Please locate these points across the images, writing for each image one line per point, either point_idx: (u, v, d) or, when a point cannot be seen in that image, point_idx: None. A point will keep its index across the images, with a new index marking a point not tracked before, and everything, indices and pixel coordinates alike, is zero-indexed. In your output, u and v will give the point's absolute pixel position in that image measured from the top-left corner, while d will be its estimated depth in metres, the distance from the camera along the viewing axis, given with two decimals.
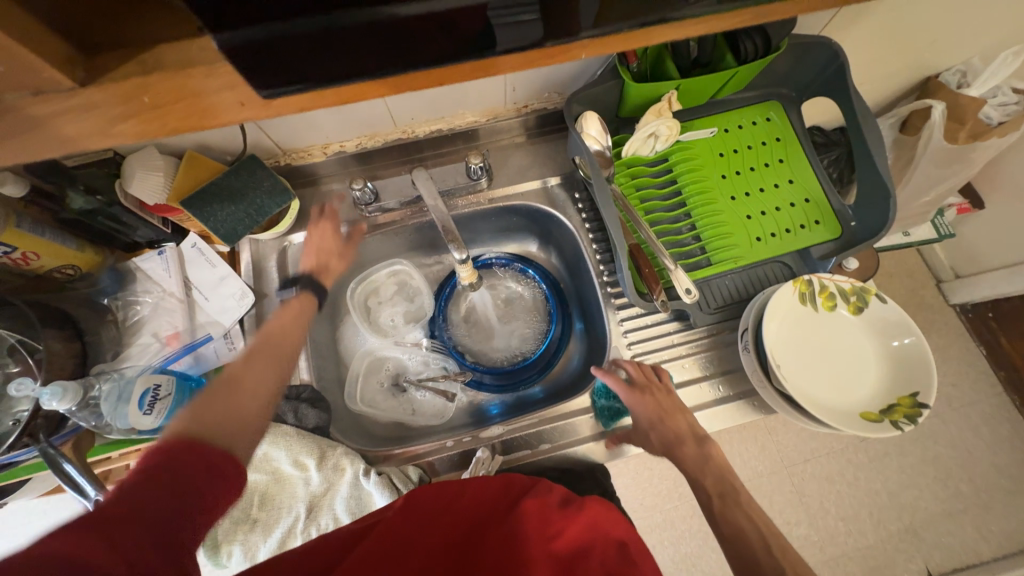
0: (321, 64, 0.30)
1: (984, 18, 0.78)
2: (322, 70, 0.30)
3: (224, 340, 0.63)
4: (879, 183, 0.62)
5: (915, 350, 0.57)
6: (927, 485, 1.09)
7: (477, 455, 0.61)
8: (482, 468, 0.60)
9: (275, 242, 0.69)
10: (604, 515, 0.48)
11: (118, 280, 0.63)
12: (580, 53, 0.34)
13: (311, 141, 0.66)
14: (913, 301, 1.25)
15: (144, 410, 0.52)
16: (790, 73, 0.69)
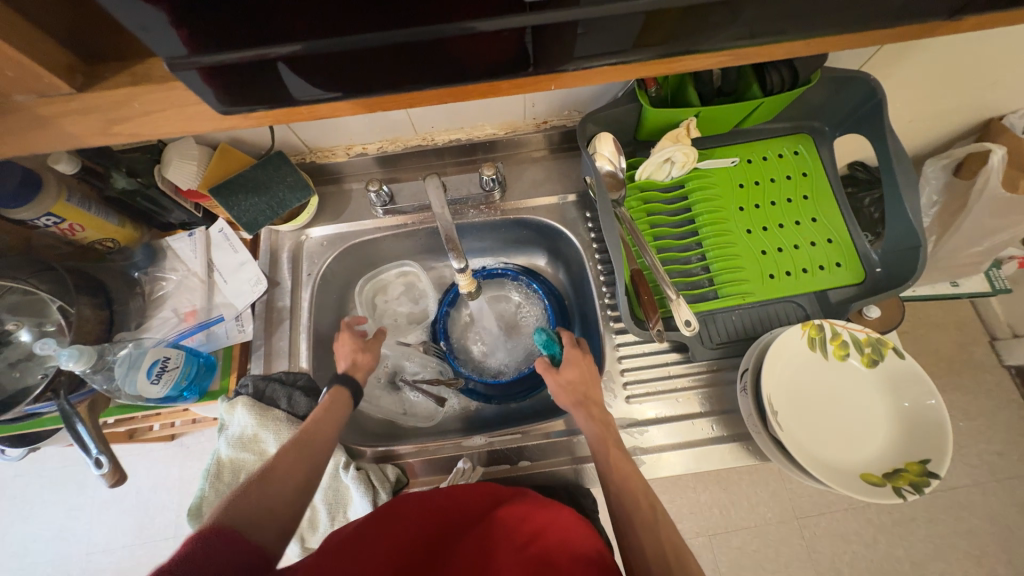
0: (329, 79, 0.32)
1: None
2: (329, 81, 0.33)
3: (235, 322, 0.67)
4: (910, 230, 0.58)
5: (933, 412, 0.53)
6: (957, 560, 1.00)
7: (460, 464, 0.62)
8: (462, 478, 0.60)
9: (293, 234, 0.73)
10: (575, 531, 0.46)
11: (150, 256, 0.68)
12: (580, 81, 0.36)
13: (336, 141, 0.70)
14: (961, 357, 1.15)
15: (152, 379, 0.56)
16: (825, 107, 0.66)
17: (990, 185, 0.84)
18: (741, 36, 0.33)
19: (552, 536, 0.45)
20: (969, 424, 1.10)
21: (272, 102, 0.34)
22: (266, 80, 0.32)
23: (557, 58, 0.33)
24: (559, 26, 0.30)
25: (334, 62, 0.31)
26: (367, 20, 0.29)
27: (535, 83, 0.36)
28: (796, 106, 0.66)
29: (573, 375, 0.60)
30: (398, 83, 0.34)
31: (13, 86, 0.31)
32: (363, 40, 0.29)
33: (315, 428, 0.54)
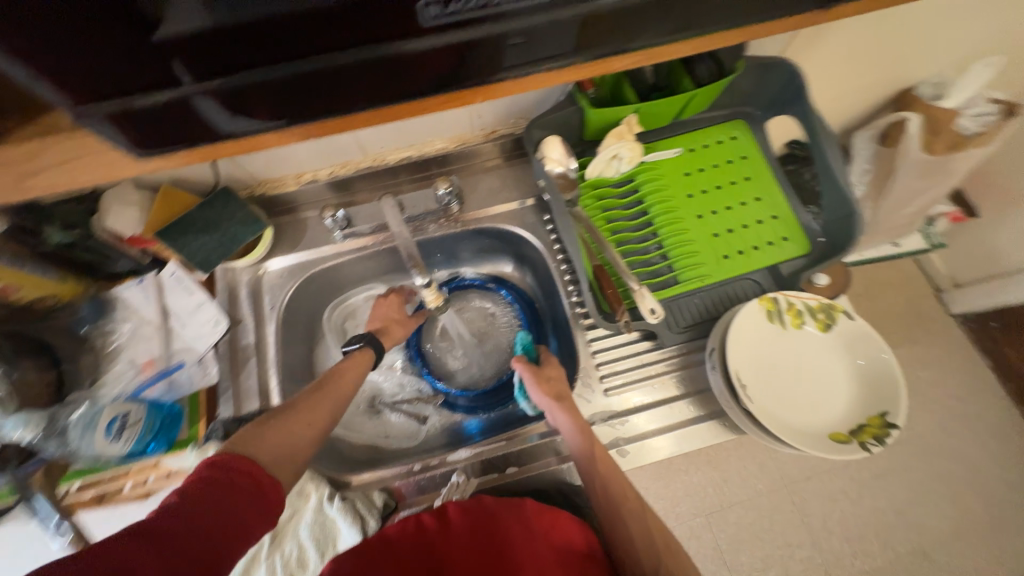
0: (260, 111, 0.33)
1: (955, 30, 0.78)
2: (257, 112, 0.33)
3: (198, 366, 0.64)
4: (843, 198, 0.62)
5: (885, 366, 0.57)
6: (936, 503, 1.05)
7: (454, 479, 0.61)
8: (457, 493, 0.60)
9: (250, 269, 0.71)
10: (566, 527, 0.50)
11: (98, 308, 0.64)
12: (506, 91, 0.36)
13: (285, 171, 0.69)
14: (913, 312, 1.23)
15: (111, 437, 0.54)
16: (754, 92, 0.69)
17: (912, 150, 0.91)
18: (663, 34, 0.35)
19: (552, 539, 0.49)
20: (927, 373, 1.17)
21: (205, 138, 0.34)
22: (195, 118, 0.32)
23: (481, 73, 0.34)
24: (478, 43, 0.31)
25: (256, 95, 0.31)
26: (283, 51, 0.29)
27: (461, 99, 0.36)
28: (728, 94, 0.69)
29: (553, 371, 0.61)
30: (328, 106, 0.34)
31: None
32: (283, 72, 0.30)
33: (343, 372, 0.61)
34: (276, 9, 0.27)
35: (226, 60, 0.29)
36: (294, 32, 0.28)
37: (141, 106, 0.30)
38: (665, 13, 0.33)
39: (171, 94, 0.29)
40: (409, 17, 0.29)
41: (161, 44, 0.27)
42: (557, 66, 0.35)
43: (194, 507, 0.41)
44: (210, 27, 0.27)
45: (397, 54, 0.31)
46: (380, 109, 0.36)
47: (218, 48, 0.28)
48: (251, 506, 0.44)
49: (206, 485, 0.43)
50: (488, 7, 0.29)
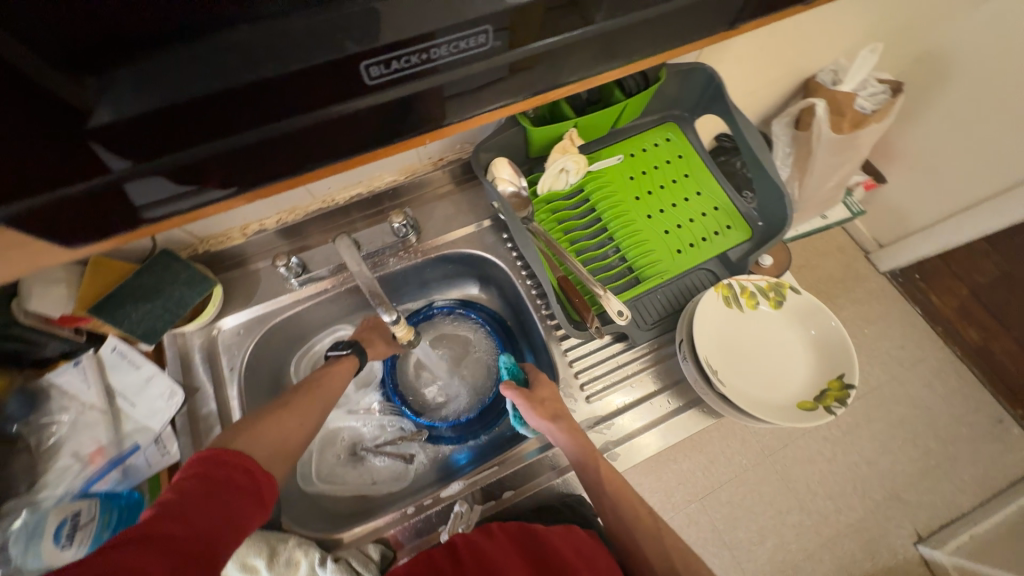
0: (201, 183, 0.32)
1: (841, 24, 0.87)
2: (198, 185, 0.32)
3: (156, 446, 0.59)
4: (773, 184, 0.67)
5: (836, 333, 0.61)
6: (900, 448, 1.14)
7: (456, 509, 0.59)
8: (462, 522, 0.58)
9: (202, 331, 0.67)
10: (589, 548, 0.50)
11: (28, 402, 0.56)
12: (455, 132, 0.37)
13: (228, 225, 0.66)
14: (850, 275, 1.34)
15: (61, 544, 0.48)
16: (680, 96, 0.74)
17: (823, 132, 1.00)
18: (595, 61, 0.36)
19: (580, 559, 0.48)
20: (871, 329, 1.28)
21: (144, 218, 0.33)
22: (129, 198, 0.31)
23: (427, 121, 0.34)
24: (419, 95, 0.32)
25: (196, 171, 0.31)
26: (219, 127, 0.29)
27: (415, 143, 0.36)
28: (657, 100, 0.74)
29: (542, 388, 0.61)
30: (273, 171, 0.33)
31: None
32: (223, 145, 0.30)
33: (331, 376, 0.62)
34: (206, 89, 0.26)
35: (159, 142, 0.28)
36: (228, 107, 0.28)
37: (70, 197, 0.28)
38: (594, 46, 0.35)
39: (103, 181, 0.29)
40: (350, 82, 0.29)
41: (86, 134, 0.26)
42: (502, 104, 0.36)
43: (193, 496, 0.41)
44: (139, 115, 0.26)
45: (339, 114, 0.31)
46: (329, 165, 0.35)
47: (149, 132, 0.27)
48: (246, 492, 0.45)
49: (198, 480, 0.43)
50: (426, 62, 0.30)
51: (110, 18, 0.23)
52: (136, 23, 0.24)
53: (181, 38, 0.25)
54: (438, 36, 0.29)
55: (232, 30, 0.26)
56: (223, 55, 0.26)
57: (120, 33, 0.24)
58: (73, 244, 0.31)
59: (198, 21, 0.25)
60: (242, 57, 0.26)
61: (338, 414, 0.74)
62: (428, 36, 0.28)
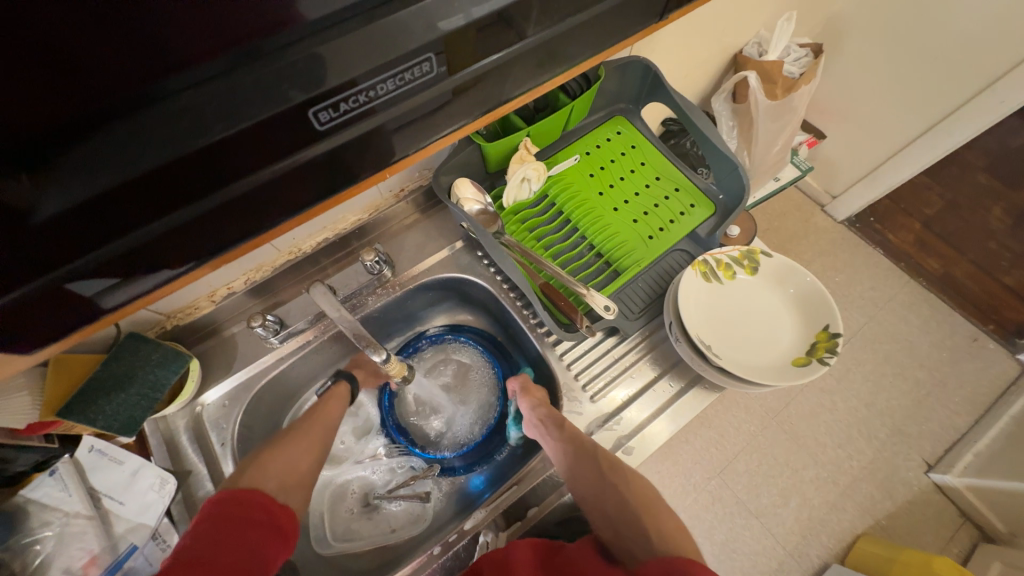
0: (159, 260, 0.31)
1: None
2: (157, 262, 0.31)
3: (154, 542, 0.56)
4: (725, 158, 0.70)
5: (812, 287, 0.63)
6: (891, 383, 1.19)
7: (482, 540, 0.58)
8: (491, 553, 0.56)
9: (184, 410, 0.63)
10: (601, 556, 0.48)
11: (6, 525, 0.52)
12: (410, 159, 0.37)
13: (194, 295, 0.63)
14: (810, 230, 1.40)
15: None
16: (621, 90, 0.77)
17: (760, 101, 1.05)
18: (534, 72, 0.37)
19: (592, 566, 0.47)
20: (841, 276, 1.34)
21: (102, 306, 0.31)
22: (84, 291, 0.29)
23: (382, 152, 0.34)
24: (370, 131, 0.32)
25: (153, 248, 0.30)
26: (171, 202, 0.27)
27: (373, 178, 0.36)
28: (601, 97, 0.76)
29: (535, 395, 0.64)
30: (231, 234, 0.33)
31: None
32: (178, 217, 0.29)
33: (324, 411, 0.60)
34: (150, 165, 0.25)
35: (110, 227, 0.27)
36: (179, 181, 0.27)
37: (19, 300, 0.27)
38: (535, 56, 0.35)
39: (55, 276, 0.27)
40: (303, 132, 0.28)
41: (32, 233, 0.24)
42: (452, 126, 0.37)
43: (213, 534, 0.41)
44: (87, 201, 0.25)
45: (293, 165, 0.30)
46: (290, 217, 0.35)
47: (101, 217, 0.26)
48: (266, 524, 0.45)
49: (218, 518, 0.43)
50: (372, 99, 0.29)
51: (42, 109, 0.21)
52: (70, 108, 0.22)
53: (124, 113, 0.23)
54: (373, 75, 0.28)
55: (177, 98, 0.24)
56: (168, 127, 0.24)
57: (56, 124, 0.22)
58: (27, 347, 0.30)
59: (134, 95, 0.23)
60: (194, 121, 0.25)
61: (345, 465, 0.71)
62: (372, 71, 0.28)
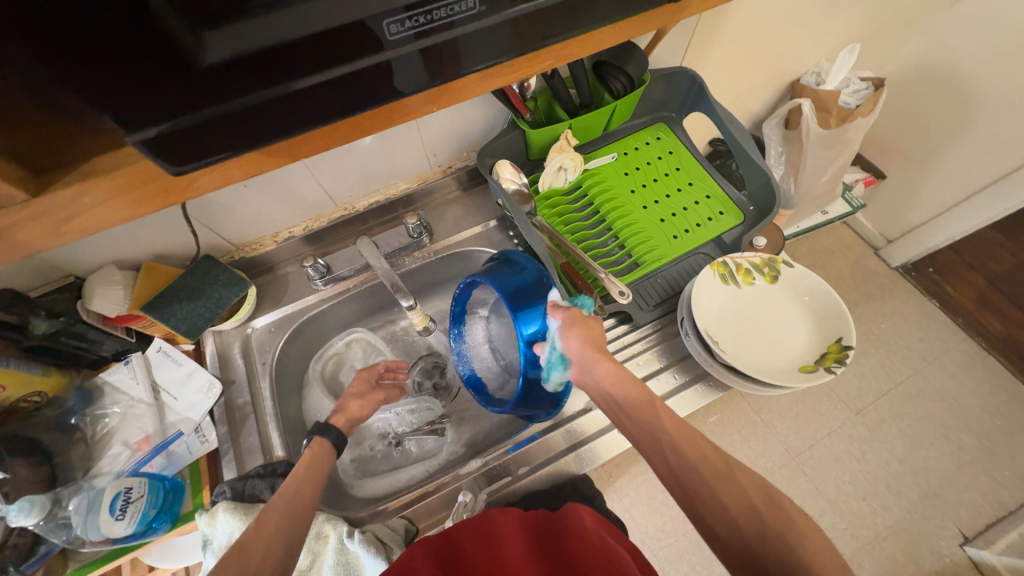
0: (241, 138, 0.30)
1: (819, 27, 0.93)
2: (240, 143, 0.30)
3: (195, 434, 0.64)
4: (756, 167, 0.73)
5: (831, 300, 0.64)
6: (931, 444, 1.11)
7: (460, 499, 0.60)
8: (466, 511, 0.59)
9: (238, 329, 0.73)
10: (574, 519, 0.54)
11: (86, 398, 0.64)
12: (468, 89, 0.37)
13: (261, 232, 0.73)
14: (859, 272, 1.35)
15: (116, 515, 0.52)
16: (664, 99, 0.81)
17: (812, 128, 1.04)
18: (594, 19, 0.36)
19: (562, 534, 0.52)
20: (887, 323, 1.27)
21: (174, 171, 0.30)
22: (163, 157, 0.28)
23: (447, 71, 0.33)
24: (440, 50, 0.32)
25: (239, 122, 0.29)
26: (271, 79, 0.28)
27: (427, 101, 0.36)
28: (644, 103, 0.80)
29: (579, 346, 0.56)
30: (312, 120, 0.31)
31: None
32: (274, 94, 0.29)
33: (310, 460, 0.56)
34: (268, 43, 0.26)
35: (211, 94, 0.27)
36: (286, 61, 0.27)
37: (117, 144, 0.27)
38: (587, 18, 0.36)
39: (150, 132, 0.27)
40: (375, 36, 0.29)
41: (159, 84, 0.25)
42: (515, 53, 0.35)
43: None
44: (209, 66, 0.26)
45: (374, 72, 0.31)
46: (357, 123, 0.35)
47: (215, 85, 0.27)
48: None
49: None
50: (431, 22, 0.29)
51: None
52: None
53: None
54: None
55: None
56: (289, 13, 0.25)
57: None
58: (108, 208, 0.30)
59: None
60: (312, 13, 0.26)
61: None
62: None
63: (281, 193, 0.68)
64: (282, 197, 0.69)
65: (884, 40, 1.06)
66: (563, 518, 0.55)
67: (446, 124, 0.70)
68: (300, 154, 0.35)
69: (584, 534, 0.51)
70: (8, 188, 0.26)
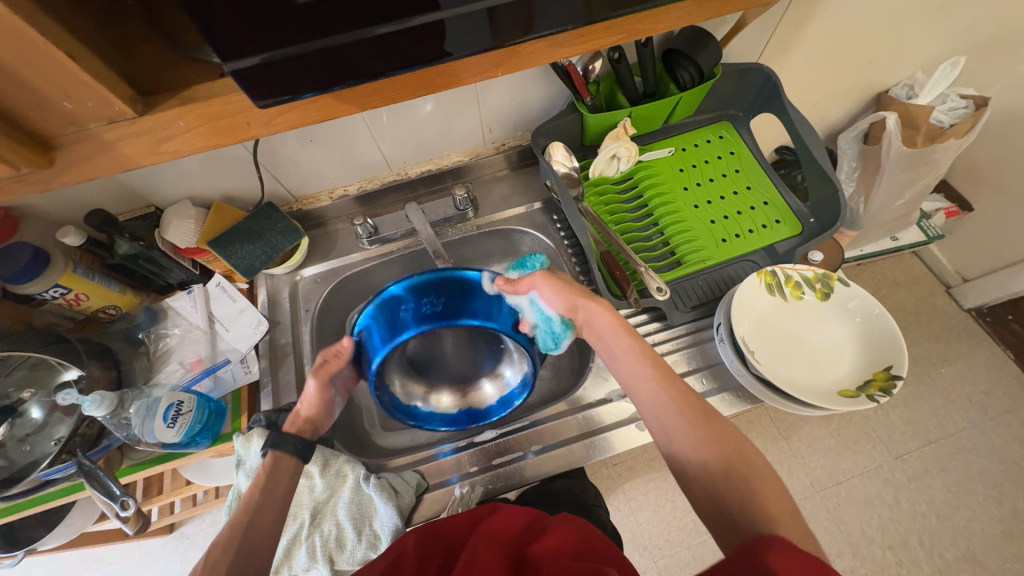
0: (319, 79, 0.32)
1: (923, 34, 0.84)
2: (318, 83, 0.33)
3: (241, 364, 0.69)
4: (824, 176, 0.68)
5: (885, 326, 0.61)
6: (979, 504, 1.03)
7: (456, 493, 0.62)
8: (461, 505, 0.61)
9: (287, 276, 0.77)
10: (570, 531, 0.51)
11: (152, 317, 0.71)
12: (534, 53, 0.38)
13: (319, 187, 0.77)
14: (925, 309, 1.24)
15: (168, 423, 0.57)
16: (733, 96, 0.77)
17: (894, 145, 0.96)
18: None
19: (548, 541, 0.49)
20: (950, 368, 1.16)
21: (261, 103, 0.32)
22: (252, 89, 0.31)
23: (511, 32, 0.34)
24: (505, 9, 0.32)
25: (316, 63, 0.31)
26: (354, 19, 0.30)
27: (488, 65, 0.37)
28: (711, 99, 0.77)
29: (563, 301, 0.57)
30: (383, 68, 0.33)
31: (82, 114, 0.30)
32: (351, 36, 0.30)
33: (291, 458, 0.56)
34: None
35: (299, 27, 0.29)
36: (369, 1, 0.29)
37: None
38: None
39: (244, 64, 0.29)
40: None
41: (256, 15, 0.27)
42: (586, 22, 0.36)
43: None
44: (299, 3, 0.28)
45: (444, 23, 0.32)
46: (424, 75, 0.36)
47: (302, 20, 0.29)
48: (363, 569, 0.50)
49: None
50: None
51: None
52: None
53: None
54: None
55: None
56: None
57: None
58: (195, 132, 0.32)
59: None
60: None
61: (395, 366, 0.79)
62: None
63: (341, 152, 0.71)
64: (342, 155, 0.72)
65: (997, 56, 0.95)
66: (551, 526, 0.52)
67: (506, 100, 0.71)
68: (366, 106, 0.37)
69: (564, 550, 0.47)
70: (120, 105, 0.30)
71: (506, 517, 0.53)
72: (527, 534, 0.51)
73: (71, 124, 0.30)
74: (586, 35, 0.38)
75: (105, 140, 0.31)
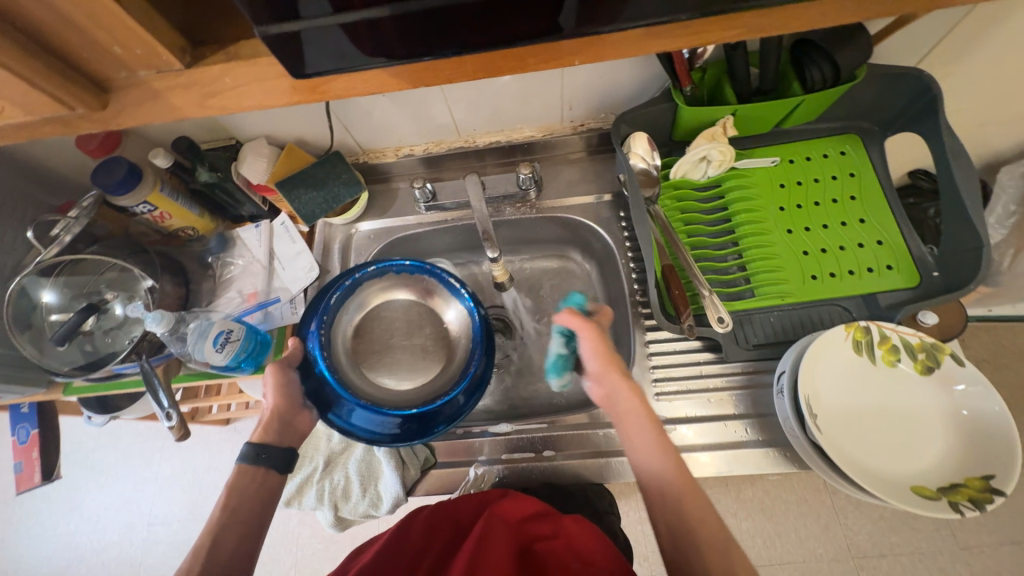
0: (380, 44, 0.31)
1: None
2: (400, 47, 0.31)
3: (290, 305, 0.72)
4: (967, 224, 0.55)
5: (1000, 424, 0.49)
6: None
7: (471, 475, 0.61)
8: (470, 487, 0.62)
9: (344, 228, 0.79)
10: (580, 533, 0.47)
11: (222, 244, 0.76)
12: (633, 44, 0.33)
13: (386, 143, 0.76)
14: None
15: (216, 348, 0.60)
16: (874, 106, 0.63)
17: None
18: None
19: (559, 539, 0.47)
20: None
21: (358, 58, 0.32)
22: (346, 43, 0.30)
23: (611, 14, 0.30)
24: None
25: (411, 27, 0.30)
26: None
27: (580, 49, 0.33)
28: (842, 106, 0.64)
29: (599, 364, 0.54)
30: (465, 39, 0.31)
31: (134, 61, 0.32)
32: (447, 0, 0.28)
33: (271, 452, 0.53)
34: None
35: None
36: None
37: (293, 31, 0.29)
38: None
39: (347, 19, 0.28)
40: None
41: None
42: (705, 13, 0.31)
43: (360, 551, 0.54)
44: None
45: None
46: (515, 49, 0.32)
47: None
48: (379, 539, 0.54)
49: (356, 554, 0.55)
50: None
51: None
52: None
53: None
54: None
55: None
56: None
57: None
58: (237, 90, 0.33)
59: None
60: None
61: None
62: None
63: (413, 111, 0.68)
64: (413, 114, 0.70)
65: None
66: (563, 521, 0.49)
67: (592, 79, 0.63)
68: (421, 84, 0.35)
69: (569, 552, 0.45)
70: (166, 56, 0.32)
71: (517, 503, 0.52)
72: (534, 523, 0.49)
73: (123, 69, 0.33)
74: (705, 29, 0.32)
75: (156, 88, 0.33)
